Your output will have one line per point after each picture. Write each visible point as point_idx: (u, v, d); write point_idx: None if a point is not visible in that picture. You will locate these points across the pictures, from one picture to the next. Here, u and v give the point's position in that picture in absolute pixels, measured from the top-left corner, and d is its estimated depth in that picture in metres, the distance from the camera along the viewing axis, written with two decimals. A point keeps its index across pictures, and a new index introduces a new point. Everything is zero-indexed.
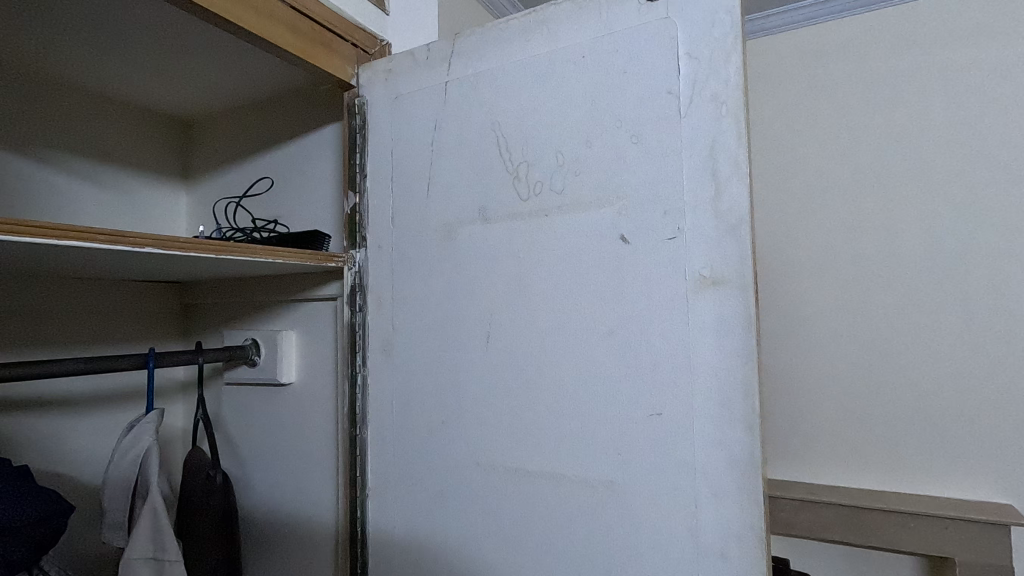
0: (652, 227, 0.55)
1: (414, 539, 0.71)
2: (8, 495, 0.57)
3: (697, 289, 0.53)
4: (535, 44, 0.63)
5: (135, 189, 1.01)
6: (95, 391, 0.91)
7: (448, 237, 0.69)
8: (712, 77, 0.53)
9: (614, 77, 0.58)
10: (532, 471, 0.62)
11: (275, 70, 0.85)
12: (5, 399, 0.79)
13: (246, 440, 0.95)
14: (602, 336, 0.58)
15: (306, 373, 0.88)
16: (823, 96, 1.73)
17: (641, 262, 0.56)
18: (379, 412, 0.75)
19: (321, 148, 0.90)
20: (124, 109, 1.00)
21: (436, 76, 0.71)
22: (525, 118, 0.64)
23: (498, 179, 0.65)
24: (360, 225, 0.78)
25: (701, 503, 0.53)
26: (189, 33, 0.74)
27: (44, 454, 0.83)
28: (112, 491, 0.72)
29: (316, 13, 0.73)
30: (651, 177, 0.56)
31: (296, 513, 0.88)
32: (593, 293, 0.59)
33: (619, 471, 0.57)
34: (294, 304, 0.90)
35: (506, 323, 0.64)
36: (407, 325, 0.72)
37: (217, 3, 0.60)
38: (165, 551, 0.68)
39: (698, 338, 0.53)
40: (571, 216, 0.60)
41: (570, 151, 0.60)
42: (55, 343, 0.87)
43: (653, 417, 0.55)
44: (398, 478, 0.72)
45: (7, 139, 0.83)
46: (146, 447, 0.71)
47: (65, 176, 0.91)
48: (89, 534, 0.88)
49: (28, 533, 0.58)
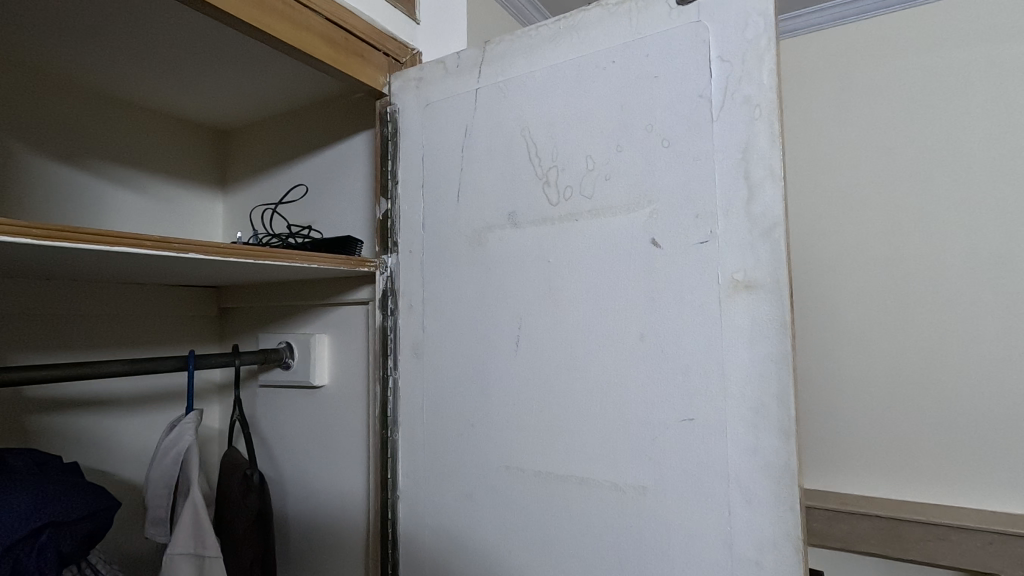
0: (684, 231, 0.55)
1: (444, 540, 0.71)
2: (58, 492, 0.60)
3: (730, 293, 0.52)
4: (565, 50, 0.64)
5: (175, 197, 1.06)
6: (138, 391, 0.94)
7: (478, 243, 0.70)
8: (744, 80, 0.52)
9: (645, 82, 0.58)
10: (562, 475, 0.62)
11: (310, 80, 0.88)
12: (56, 397, 0.83)
13: (280, 441, 0.97)
14: (633, 340, 0.58)
15: (338, 375, 0.90)
16: (855, 98, 1.69)
17: (672, 265, 0.56)
18: (410, 414, 0.76)
19: (354, 156, 0.92)
20: (166, 120, 1.04)
21: (466, 84, 0.72)
22: (555, 124, 0.64)
23: (528, 185, 0.66)
24: (391, 230, 0.79)
25: (735, 510, 0.52)
26: (226, 45, 0.77)
27: (91, 452, 0.87)
28: (154, 489, 0.74)
29: (349, 24, 0.75)
30: (683, 181, 0.55)
31: (328, 513, 0.90)
32: (625, 298, 0.59)
33: (650, 476, 0.56)
34: (327, 308, 0.92)
35: (535, 328, 0.64)
36: (437, 329, 0.73)
37: (255, 17, 0.63)
38: (206, 547, 0.70)
39: (731, 344, 0.52)
40: (602, 221, 0.60)
41: (600, 156, 0.61)
42: (98, 345, 0.91)
43: (686, 422, 0.55)
44: (429, 480, 0.73)
45: (55, 150, 0.88)
46: (187, 446, 0.73)
47: (109, 185, 0.96)
48: (132, 531, 0.91)
49: (77, 528, 0.60)
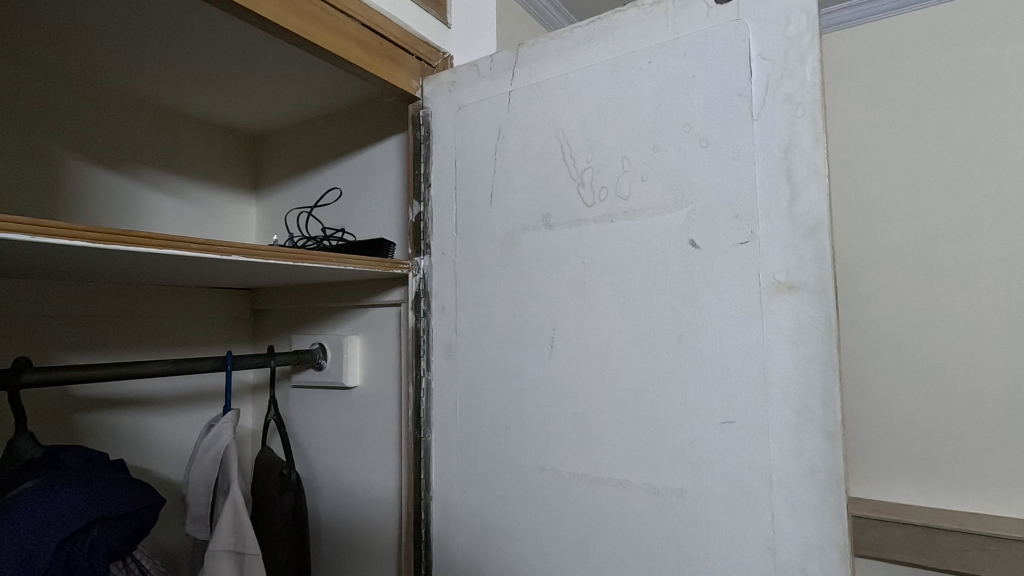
0: (723, 231, 0.55)
1: (478, 542, 0.71)
2: (109, 488, 0.62)
3: (772, 293, 0.52)
4: (599, 51, 0.64)
5: (211, 201, 1.08)
6: (177, 391, 0.96)
7: (513, 244, 0.70)
8: (786, 78, 0.52)
9: (682, 82, 0.58)
10: (598, 478, 0.62)
11: (344, 85, 0.89)
12: (100, 396, 0.85)
13: (313, 441, 0.98)
14: (671, 342, 0.57)
15: (370, 376, 0.91)
16: (887, 97, 1.66)
17: (711, 267, 0.55)
18: (442, 415, 0.77)
19: (386, 159, 0.93)
20: (202, 126, 1.07)
21: (499, 86, 0.72)
22: (590, 125, 0.64)
23: (563, 187, 0.66)
24: (424, 232, 0.80)
25: (778, 515, 0.51)
26: (264, 52, 0.79)
27: (134, 449, 0.89)
28: (194, 487, 0.76)
29: (383, 29, 0.76)
30: (722, 182, 0.55)
31: (361, 513, 0.91)
32: (663, 299, 0.58)
33: (690, 479, 0.56)
34: (359, 309, 0.93)
35: (571, 329, 0.64)
36: (470, 331, 0.74)
37: (294, 24, 0.64)
38: (245, 544, 0.71)
39: (773, 345, 0.52)
40: (638, 222, 0.60)
41: (637, 156, 0.60)
42: (138, 345, 0.94)
43: (727, 425, 0.54)
44: (463, 480, 0.74)
45: (98, 155, 0.91)
46: (225, 445, 0.75)
47: (150, 189, 0.98)
48: (173, 528, 0.93)
49: (125, 524, 0.62)
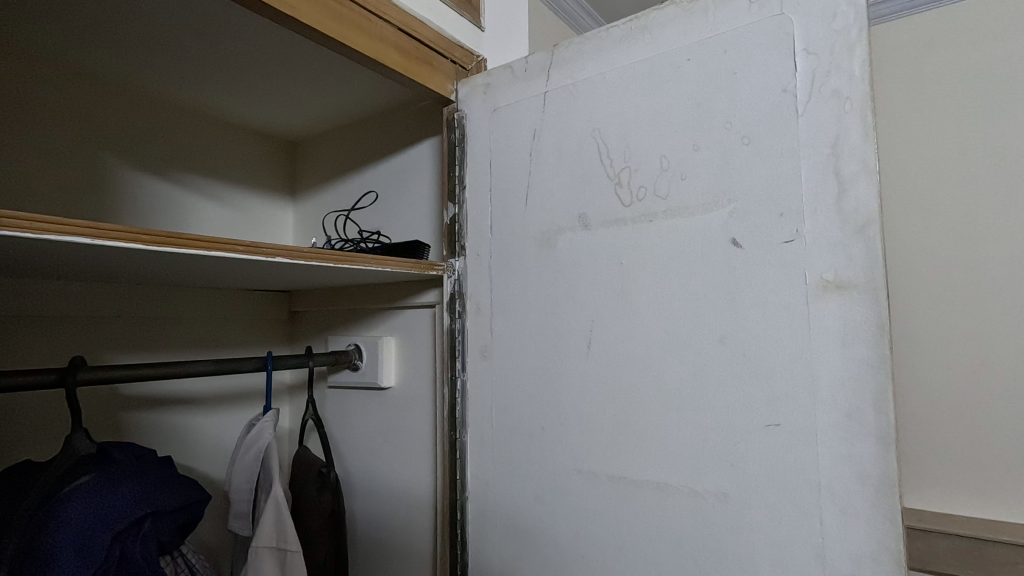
0: (768, 230, 0.54)
1: (514, 542, 0.71)
2: (159, 484, 0.64)
3: (820, 293, 0.50)
4: (636, 50, 0.63)
5: (251, 205, 1.11)
6: (219, 391, 0.99)
7: (548, 244, 0.70)
8: (833, 72, 0.50)
9: (723, 79, 0.57)
10: (637, 480, 0.61)
11: (379, 89, 0.91)
12: (146, 395, 0.88)
13: (349, 442, 1.00)
14: (713, 343, 0.57)
15: (405, 377, 0.92)
16: (929, 93, 1.62)
17: (754, 266, 0.54)
18: (478, 416, 0.77)
19: (420, 162, 0.94)
20: (242, 132, 1.10)
21: (534, 87, 0.72)
22: (627, 124, 0.64)
23: (599, 187, 0.65)
24: (459, 234, 0.81)
25: (827, 520, 0.50)
26: (303, 59, 0.80)
27: (179, 447, 0.92)
28: (236, 484, 0.78)
29: (420, 33, 0.77)
30: (765, 179, 0.54)
31: (396, 513, 0.92)
32: (704, 299, 0.57)
33: (733, 482, 0.55)
34: (393, 311, 0.94)
35: (608, 329, 0.64)
36: (506, 332, 0.74)
37: (335, 30, 0.65)
38: (287, 541, 0.72)
39: (821, 347, 0.50)
40: (678, 221, 0.59)
41: (676, 155, 0.60)
42: (181, 346, 0.96)
43: (772, 427, 0.53)
44: (498, 481, 0.74)
45: (144, 162, 0.94)
46: (266, 444, 0.76)
47: (194, 195, 1.01)
48: (215, 525, 0.95)
49: (173, 519, 0.64)
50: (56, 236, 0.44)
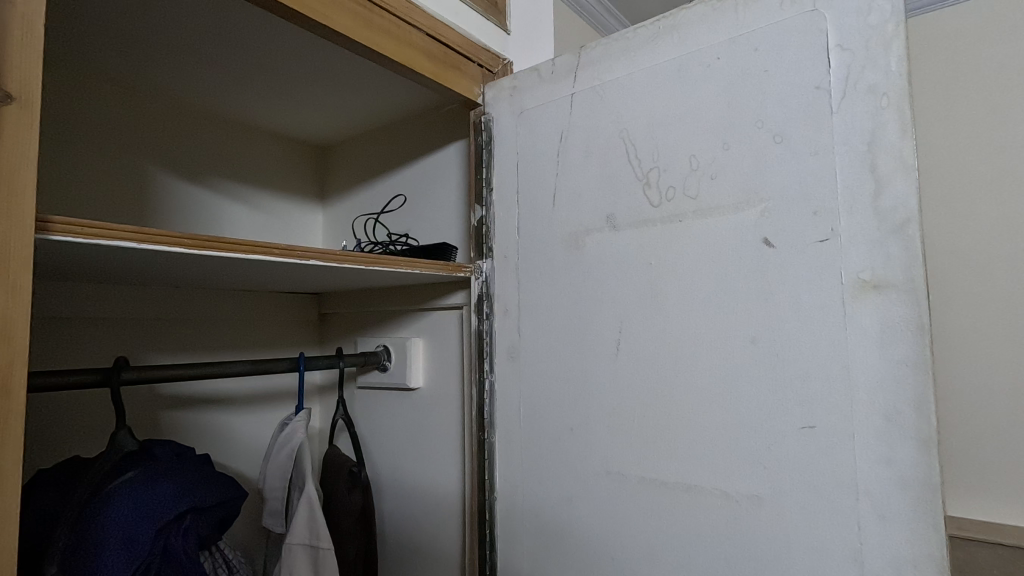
0: (801, 229, 0.53)
1: (543, 542, 0.72)
2: (199, 480, 0.65)
3: (856, 293, 0.50)
4: (664, 49, 0.63)
5: (282, 210, 1.13)
6: (252, 391, 1.01)
7: (576, 246, 0.70)
8: (869, 68, 0.50)
9: (755, 77, 0.56)
10: (667, 483, 0.61)
11: (407, 94, 0.92)
12: (184, 395, 0.91)
13: (377, 441, 1.01)
14: (744, 344, 0.56)
15: (433, 378, 0.93)
16: (965, 88, 1.58)
17: (788, 266, 0.53)
18: (506, 417, 0.77)
19: (447, 165, 0.95)
20: (273, 139, 1.13)
21: (561, 89, 0.73)
22: (656, 124, 0.63)
23: (628, 188, 0.65)
24: (486, 236, 0.81)
25: (865, 525, 0.49)
26: (334, 65, 0.82)
27: (215, 445, 0.94)
28: (271, 482, 0.79)
29: (447, 38, 0.78)
30: (797, 178, 0.53)
31: (425, 512, 0.93)
32: (735, 300, 0.57)
33: (767, 485, 0.54)
34: (422, 313, 0.95)
35: (636, 330, 0.64)
36: (534, 334, 0.74)
37: (366, 36, 0.67)
38: (320, 539, 0.74)
39: (858, 348, 0.49)
40: (708, 221, 0.59)
41: (705, 155, 0.59)
42: (217, 347, 0.99)
43: (807, 430, 0.52)
44: (526, 481, 0.74)
45: (183, 169, 0.97)
46: (299, 442, 0.78)
47: (228, 200, 1.04)
48: (250, 523, 0.97)
49: (212, 514, 0.66)
50: (104, 240, 0.46)
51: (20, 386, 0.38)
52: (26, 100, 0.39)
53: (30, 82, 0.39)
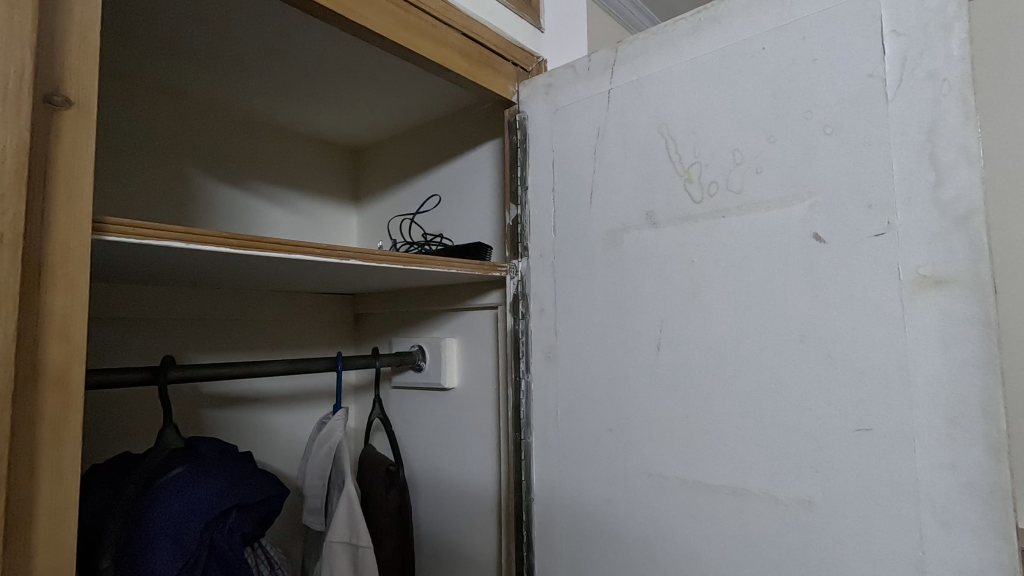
0: (854, 223, 0.51)
1: (581, 544, 0.71)
2: (242, 478, 0.66)
3: (915, 289, 0.47)
4: (706, 42, 0.62)
5: (318, 212, 1.15)
6: (291, 390, 1.02)
7: (614, 243, 0.69)
8: (927, 53, 0.47)
9: (803, 67, 0.55)
10: (712, 486, 0.59)
11: (441, 94, 0.92)
12: (225, 393, 0.93)
13: (413, 441, 1.01)
14: (793, 343, 0.54)
15: (468, 378, 0.93)
16: None
17: (841, 262, 0.51)
18: (543, 417, 0.76)
19: (481, 165, 0.95)
20: (309, 142, 1.14)
21: (598, 85, 0.72)
22: (696, 119, 0.62)
23: (668, 184, 0.64)
24: (521, 235, 0.81)
25: (927, 532, 0.46)
26: (369, 67, 0.83)
27: (255, 443, 0.96)
28: (310, 480, 0.80)
29: (483, 37, 0.78)
30: (849, 170, 0.51)
31: (461, 512, 0.92)
32: (784, 297, 0.55)
33: (818, 489, 0.52)
34: (456, 313, 0.95)
35: (678, 329, 0.62)
36: (571, 333, 0.73)
37: (403, 37, 0.67)
38: (359, 537, 0.74)
39: (918, 347, 0.47)
40: (753, 216, 0.57)
41: (750, 148, 0.58)
42: (255, 347, 1.01)
43: (862, 432, 0.50)
44: (564, 482, 0.73)
45: (223, 172, 0.99)
46: (338, 441, 0.79)
47: (267, 203, 1.06)
48: (289, 520, 0.99)
49: (256, 511, 0.67)
50: (155, 241, 0.47)
51: (78, 384, 0.39)
52: (83, 104, 0.40)
53: (88, 86, 0.40)
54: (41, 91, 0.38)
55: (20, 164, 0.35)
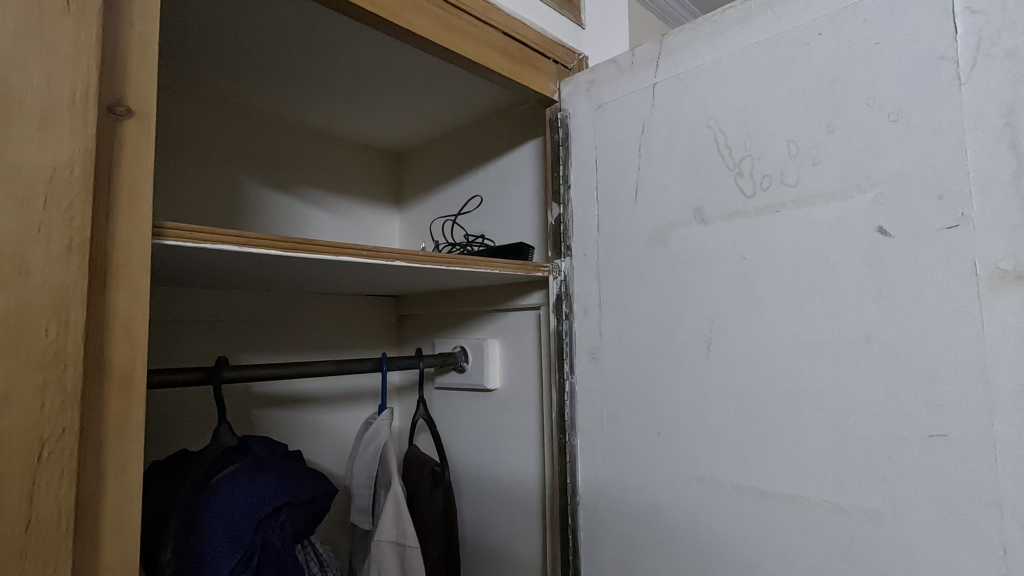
0: (924, 215, 0.48)
1: (629, 549, 0.69)
2: (292, 476, 0.68)
3: (994, 285, 0.44)
4: (757, 29, 0.59)
5: (362, 215, 1.17)
6: (337, 391, 1.04)
7: (661, 241, 0.67)
8: (1006, 31, 0.44)
9: (864, 51, 0.52)
10: (768, 492, 0.57)
11: (482, 94, 0.92)
12: (275, 393, 0.95)
13: (456, 442, 1.02)
14: (857, 343, 0.51)
15: (511, 379, 0.92)
16: None
17: (910, 257, 0.48)
18: (588, 419, 0.75)
19: (523, 165, 0.95)
20: (353, 147, 1.16)
21: (642, 80, 0.70)
22: (747, 110, 0.60)
23: (718, 179, 0.62)
24: (565, 234, 0.79)
25: (1011, 546, 0.43)
26: (411, 71, 0.83)
27: (304, 443, 0.98)
28: (357, 479, 0.81)
29: (523, 35, 0.77)
30: (918, 159, 0.48)
31: (505, 514, 0.92)
32: (846, 295, 0.52)
33: (886, 497, 0.49)
34: (498, 314, 0.95)
35: (731, 329, 0.60)
36: (617, 334, 0.72)
37: (445, 39, 0.67)
38: (406, 537, 0.75)
39: (999, 347, 0.44)
40: (811, 210, 0.54)
41: (806, 138, 0.55)
42: (303, 348, 1.03)
43: (935, 438, 0.47)
44: (611, 486, 0.71)
45: (271, 178, 1.02)
46: (384, 441, 0.79)
47: (313, 207, 1.08)
48: (337, 518, 1.01)
49: (306, 509, 0.68)
50: (210, 245, 0.48)
51: (141, 383, 0.40)
52: (143, 114, 0.41)
53: (147, 96, 0.42)
54: (105, 102, 0.39)
55: (87, 173, 0.37)
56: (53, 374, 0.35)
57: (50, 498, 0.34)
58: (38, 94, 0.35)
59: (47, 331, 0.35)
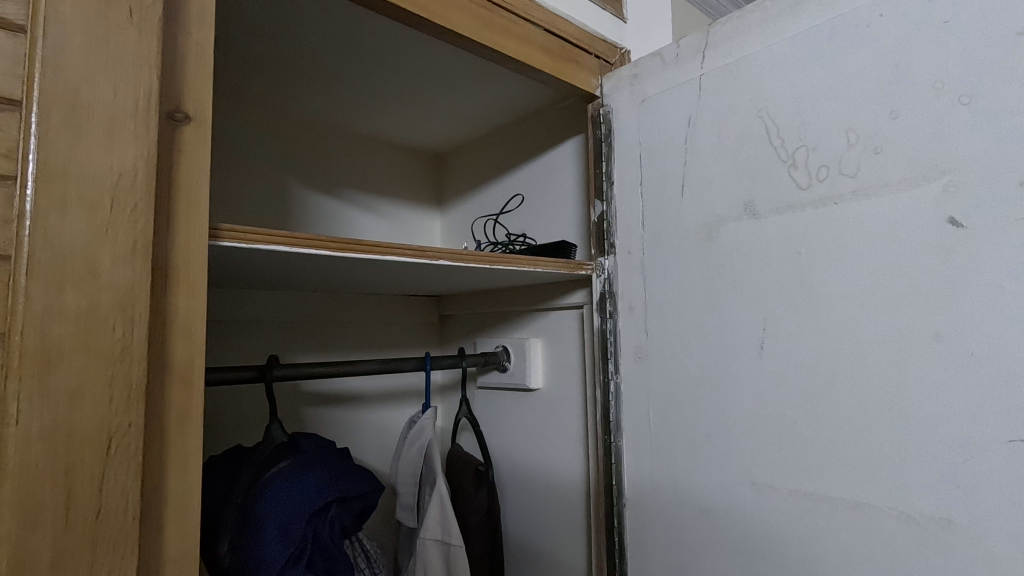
0: (1001, 204, 0.44)
1: (679, 553, 0.67)
2: (340, 472, 0.69)
3: None
4: (812, 14, 0.57)
5: (404, 216, 1.18)
6: (382, 390, 1.06)
7: (710, 237, 0.65)
8: None
9: (931, 31, 0.49)
10: (828, 498, 0.54)
11: (523, 92, 0.91)
12: (322, 392, 0.97)
13: (499, 441, 1.01)
14: (926, 342, 0.48)
15: (554, 378, 0.92)
16: None
17: (985, 249, 0.45)
18: (634, 420, 0.73)
19: (564, 163, 0.94)
20: (395, 150, 1.18)
21: (688, 71, 0.68)
22: (802, 98, 0.57)
23: (771, 171, 0.59)
24: (608, 232, 0.78)
25: None
26: (452, 71, 0.84)
27: (351, 440, 1.00)
28: (402, 477, 0.82)
29: (565, 31, 0.77)
30: (993, 144, 0.45)
31: (549, 514, 0.91)
32: (913, 291, 0.49)
33: (959, 505, 0.46)
34: (540, 313, 0.94)
35: (786, 328, 0.57)
36: (664, 332, 0.70)
37: (487, 37, 0.67)
38: (451, 535, 0.75)
39: None
40: (873, 202, 0.51)
41: (867, 125, 0.52)
42: (349, 348, 1.05)
43: (1015, 444, 0.43)
44: (659, 488, 0.70)
45: (317, 182, 1.05)
46: (428, 440, 0.80)
47: (356, 209, 1.10)
48: (383, 515, 1.02)
49: (354, 505, 0.69)
50: (263, 245, 0.50)
51: (200, 379, 0.41)
52: (200, 119, 0.43)
53: (204, 102, 0.43)
54: (165, 109, 0.41)
55: (150, 176, 0.38)
56: (120, 370, 0.36)
57: (119, 487, 0.36)
58: (105, 102, 0.37)
59: (115, 328, 0.36)
